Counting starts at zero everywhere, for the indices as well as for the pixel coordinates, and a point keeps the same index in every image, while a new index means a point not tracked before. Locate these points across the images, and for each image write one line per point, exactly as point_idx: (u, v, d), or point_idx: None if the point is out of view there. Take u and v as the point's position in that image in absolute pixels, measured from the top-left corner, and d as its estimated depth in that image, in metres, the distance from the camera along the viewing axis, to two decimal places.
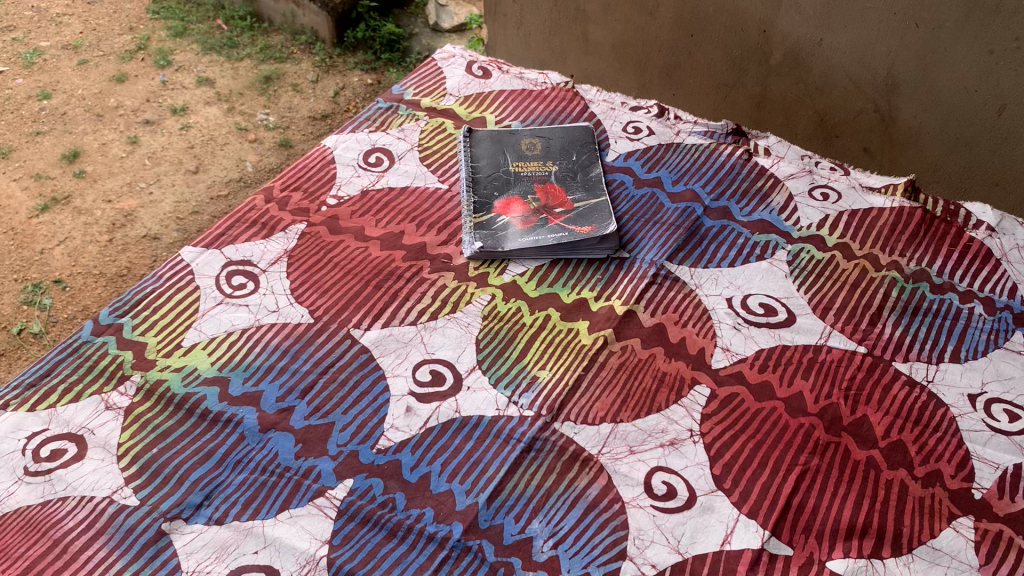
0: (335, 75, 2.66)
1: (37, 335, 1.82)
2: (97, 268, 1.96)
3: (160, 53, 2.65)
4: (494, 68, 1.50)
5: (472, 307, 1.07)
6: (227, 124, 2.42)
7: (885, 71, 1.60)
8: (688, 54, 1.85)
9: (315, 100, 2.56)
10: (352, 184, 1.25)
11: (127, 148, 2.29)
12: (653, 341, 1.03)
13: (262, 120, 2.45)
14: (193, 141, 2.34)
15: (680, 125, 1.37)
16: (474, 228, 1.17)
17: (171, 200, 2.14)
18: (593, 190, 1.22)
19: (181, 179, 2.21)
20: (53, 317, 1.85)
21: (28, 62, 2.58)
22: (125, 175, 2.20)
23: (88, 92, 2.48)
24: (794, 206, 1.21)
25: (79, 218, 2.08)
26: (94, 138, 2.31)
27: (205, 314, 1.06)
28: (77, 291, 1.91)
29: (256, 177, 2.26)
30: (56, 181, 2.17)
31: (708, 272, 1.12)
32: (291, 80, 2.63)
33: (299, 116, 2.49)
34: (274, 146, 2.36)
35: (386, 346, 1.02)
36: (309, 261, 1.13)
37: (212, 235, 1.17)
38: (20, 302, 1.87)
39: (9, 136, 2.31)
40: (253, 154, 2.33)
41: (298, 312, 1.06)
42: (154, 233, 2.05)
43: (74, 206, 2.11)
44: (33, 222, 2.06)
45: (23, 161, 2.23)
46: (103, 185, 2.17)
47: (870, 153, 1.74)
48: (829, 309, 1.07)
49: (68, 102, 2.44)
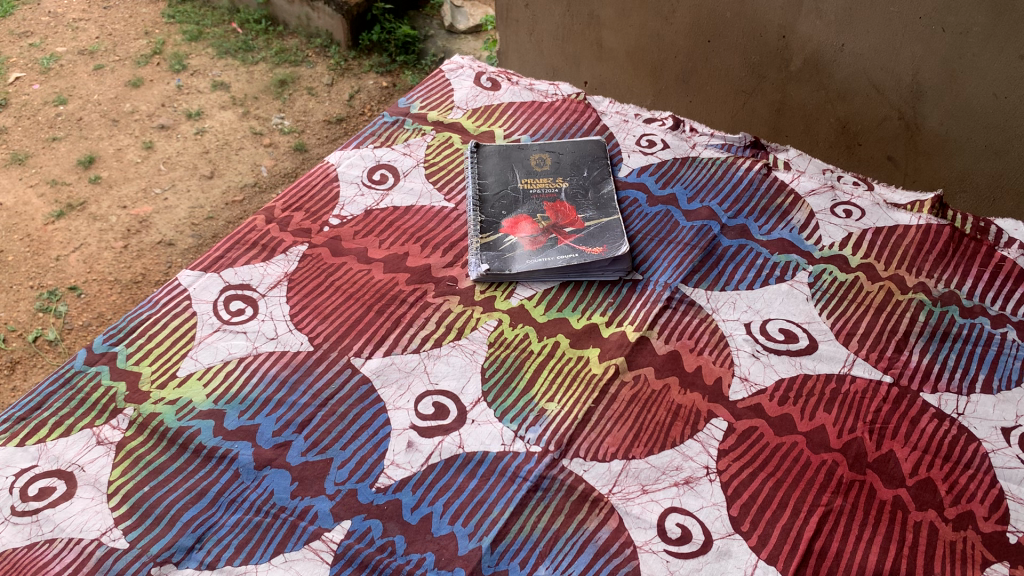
0: (350, 78, 2.63)
1: (52, 343, 1.80)
2: (112, 275, 1.94)
3: (176, 58, 2.63)
4: (503, 79, 1.45)
5: (478, 333, 1.03)
6: (242, 129, 2.39)
7: (911, 78, 1.54)
8: (705, 60, 1.79)
9: (330, 103, 2.52)
10: (355, 202, 1.21)
11: (142, 154, 2.27)
12: (666, 370, 0.98)
13: (277, 124, 2.42)
14: (207, 146, 2.31)
15: (696, 138, 1.32)
16: (481, 248, 1.12)
17: (187, 206, 2.12)
18: (605, 208, 1.17)
19: (196, 185, 2.18)
20: (69, 324, 1.83)
21: (44, 68, 2.57)
22: (140, 180, 2.18)
23: (103, 97, 2.46)
24: (816, 223, 1.16)
25: (94, 224, 2.05)
26: (109, 143, 2.29)
27: (201, 342, 1.03)
28: (92, 298, 1.89)
29: (271, 182, 2.22)
30: (72, 187, 2.15)
31: (725, 295, 1.07)
32: (307, 83, 2.59)
33: (314, 120, 2.45)
34: (289, 151, 2.33)
35: (387, 376, 0.98)
36: (310, 285, 1.09)
37: (212, 257, 1.13)
38: (36, 310, 1.86)
39: (26, 143, 2.29)
40: (267, 158, 2.30)
41: (297, 340, 1.02)
42: (169, 239, 2.02)
43: (89, 212, 2.08)
44: (49, 229, 2.04)
45: (39, 167, 2.21)
46: (119, 191, 2.15)
47: (894, 162, 1.68)
48: (852, 335, 1.02)
49: (84, 107, 2.42)
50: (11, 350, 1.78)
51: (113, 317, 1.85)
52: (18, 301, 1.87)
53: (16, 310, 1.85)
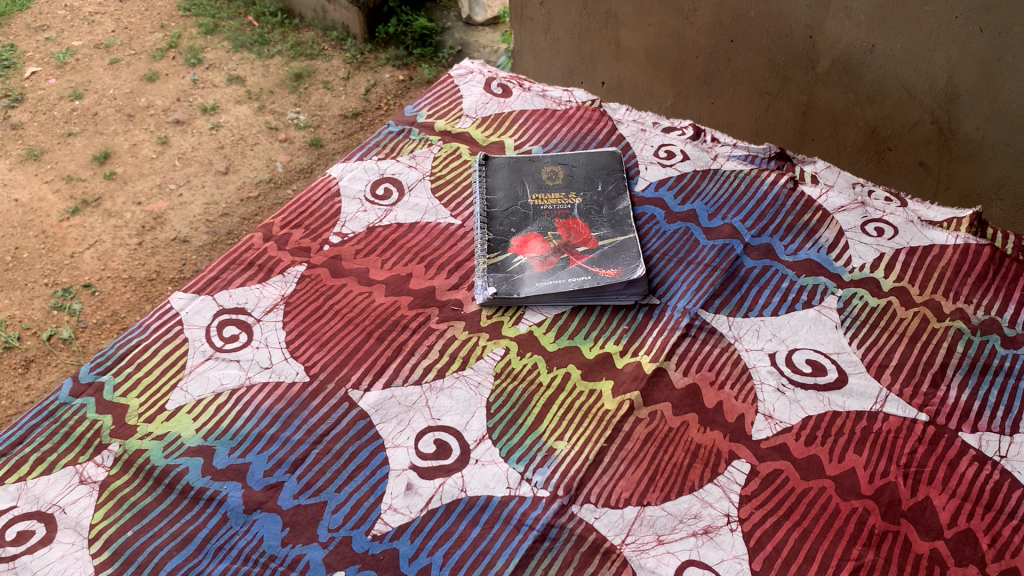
0: (367, 71, 2.57)
1: (66, 341, 1.75)
2: (127, 272, 1.89)
3: (191, 51, 2.57)
4: (515, 85, 1.39)
5: (483, 363, 0.97)
6: (257, 124, 2.34)
7: (945, 80, 1.46)
8: (727, 61, 1.71)
9: (346, 97, 2.47)
10: (357, 219, 1.15)
11: (156, 149, 2.22)
12: (685, 406, 0.92)
13: (292, 119, 2.36)
14: (222, 141, 2.26)
15: (717, 148, 1.25)
16: (488, 270, 1.06)
17: (201, 202, 2.07)
18: (620, 226, 1.11)
19: (211, 181, 2.13)
20: (83, 322, 1.79)
21: (60, 62, 2.52)
22: (155, 176, 2.13)
23: (119, 91, 2.41)
24: (845, 243, 1.09)
25: (109, 220, 2.01)
26: (124, 138, 2.24)
27: (192, 372, 0.97)
28: (107, 295, 1.84)
29: (287, 178, 2.17)
30: (87, 183, 2.10)
31: (748, 322, 1.00)
32: (323, 77, 2.53)
33: (330, 115, 2.39)
34: (304, 146, 2.27)
35: (387, 410, 0.92)
36: (307, 309, 1.03)
37: (206, 278, 1.08)
38: (50, 307, 1.81)
39: (41, 138, 2.25)
40: (282, 154, 2.24)
41: (292, 369, 0.97)
42: (184, 236, 1.98)
43: (104, 208, 2.04)
44: (64, 225, 1.99)
45: (54, 162, 2.17)
46: (133, 187, 2.10)
47: (926, 168, 1.60)
48: (885, 367, 0.95)
49: (100, 101, 2.37)
50: (25, 349, 1.74)
51: (128, 316, 1.81)
52: (32, 299, 1.83)
53: (30, 308, 1.81)
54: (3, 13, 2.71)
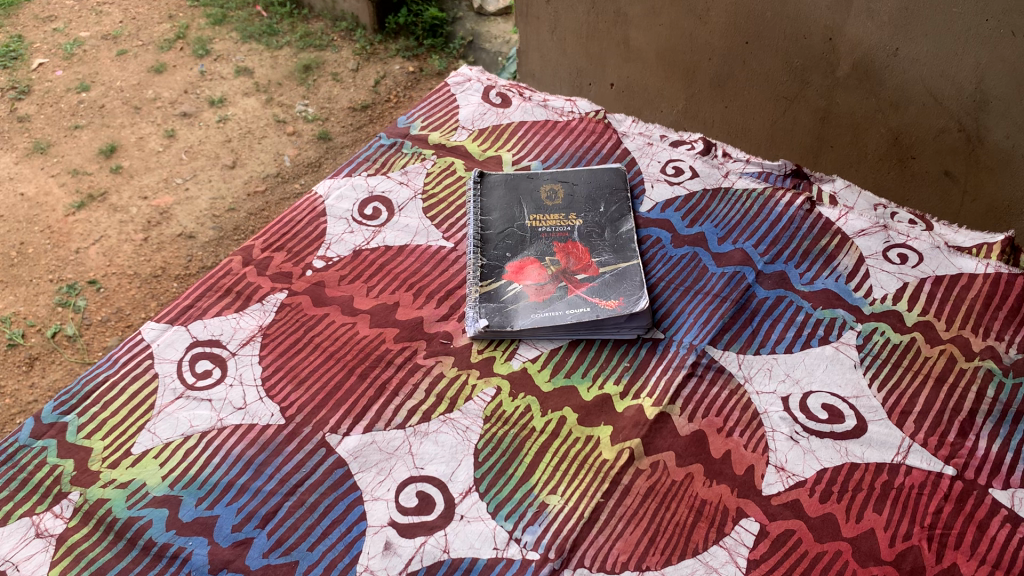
0: (376, 63, 2.41)
1: (71, 339, 1.64)
2: (132, 268, 1.77)
3: (200, 42, 2.41)
4: (515, 94, 1.31)
5: (473, 404, 0.90)
6: (264, 117, 2.19)
7: (973, 86, 1.37)
8: (742, 63, 1.63)
9: (355, 90, 2.31)
10: (343, 241, 1.08)
11: (163, 143, 2.08)
12: (689, 456, 0.85)
13: (301, 112, 2.21)
14: (230, 134, 2.12)
15: (729, 164, 1.17)
16: (480, 299, 0.99)
17: (208, 196, 1.94)
18: (622, 251, 1.03)
19: (218, 175, 2.00)
20: (87, 320, 1.68)
21: (67, 53, 2.35)
22: (162, 170, 2.00)
23: (126, 83, 2.25)
24: (866, 271, 1.01)
25: (115, 215, 1.88)
26: (131, 131, 2.10)
27: (160, 412, 0.91)
28: (112, 292, 1.73)
29: (295, 172, 2.03)
30: (93, 177, 1.97)
31: (760, 360, 0.92)
32: (332, 69, 2.37)
33: (339, 107, 2.25)
34: (312, 139, 2.13)
35: (366, 458, 0.85)
36: (286, 343, 0.97)
37: (181, 306, 1.01)
38: (54, 304, 1.70)
39: (48, 131, 2.10)
40: (291, 148, 2.10)
41: (266, 410, 0.90)
42: (190, 232, 1.85)
43: (110, 203, 1.91)
44: (69, 221, 1.87)
45: (60, 156, 2.03)
46: (139, 181, 1.96)
47: (952, 177, 1.51)
48: (908, 414, 0.87)
49: (107, 94, 2.21)
50: (28, 347, 1.63)
51: (133, 314, 1.69)
52: (37, 295, 1.71)
53: (34, 305, 1.70)
54: (12, 3, 2.55)
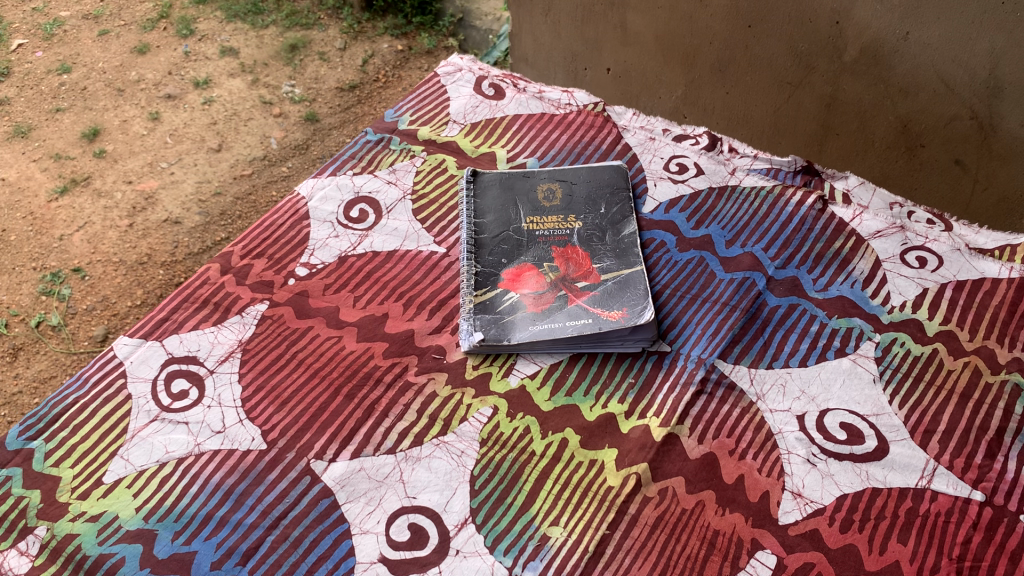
0: (364, 42, 2.32)
1: (55, 329, 1.57)
2: (118, 255, 1.69)
3: (183, 21, 2.28)
4: (508, 84, 1.25)
5: (468, 426, 0.84)
6: (250, 98, 2.08)
7: (987, 72, 1.31)
8: (744, 47, 1.54)
9: (343, 69, 2.22)
10: (328, 247, 1.02)
11: (147, 126, 1.97)
12: (700, 482, 0.79)
13: (287, 93, 2.11)
14: (215, 116, 2.01)
15: (735, 161, 1.11)
16: (474, 310, 0.93)
17: (194, 180, 1.85)
18: (625, 256, 0.97)
19: (204, 159, 1.91)
20: (73, 309, 1.60)
21: (46, 34, 2.22)
22: (147, 154, 1.90)
23: (108, 65, 2.13)
24: (883, 276, 0.95)
25: (99, 201, 1.78)
26: (114, 114, 1.99)
27: (134, 437, 0.85)
28: (97, 280, 1.64)
29: (283, 155, 1.95)
30: (76, 162, 1.87)
31: (773, 375, 0.87)
32: (319, 48, 2.27)
33: (326, 88, 2.15)
34: (299, 121, 2.04)
35: (354, 487, 0.80)
36: (267, 359, 0.91)
37: (155, 319, 0.95)
38: (38, 293, 1.61)
39: (28, 114, 1.99)
40: (277, 129, 2.01)
41: (246, 434, 0.84)
42: (176, 217, 1.77)
43: (94, 187, 1.81)
44: (52, 206, 1.77)
45: (42, 140, 1.92)
46: (124, 165, 1.86)
47: (963, 166, 1.45)
48: (932, 433, 0.82)
49: (88, 75, 2.10)
50: (12, 337, 1.55)
51: (120, 302, 1.61)
52: (20, 284, 1.63)
53: (17, 294, 1.61)
54: None
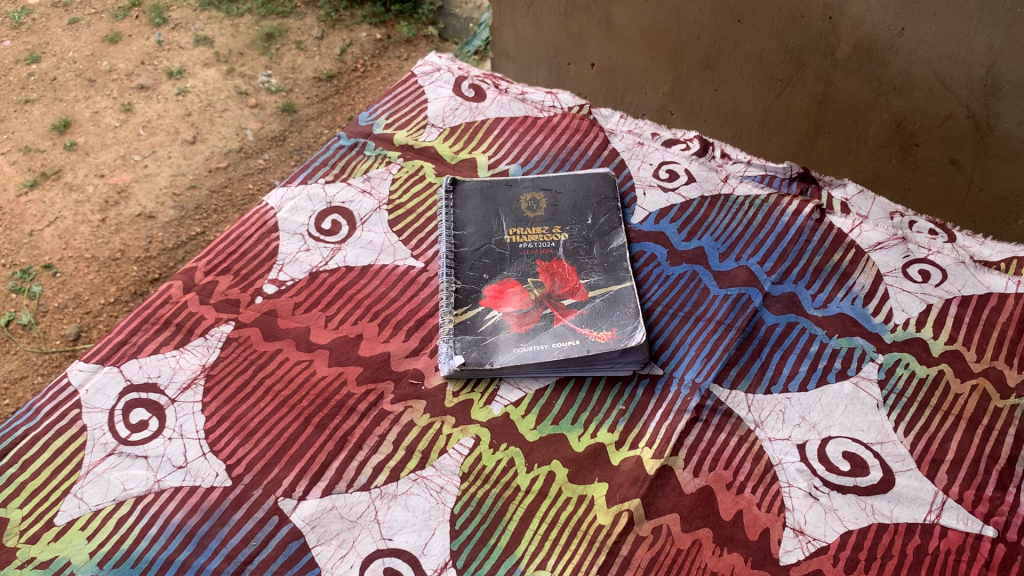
0: (342, 30, 2.21)
1: (25, 328, 1.51)
2: (90, 251, 1.61)
3: (156, 9, 2.16)
4: (489, 85, 1.19)
5: (448, 459, 0.78)
6: (225, 88, 1.98)
7: (984, 69, 1.19)
8: (733, 43, 1.41)
9: (321, 59, 2.12)
10: (297, 262, 0.96)
11: (120, 118, 1.87)
12: (695, 519, 0.74)
13: (263, 83, 2.02)
14: (190, 107, 1.92)
15: (728, 167, 1.06)
16: (455, 331, 0.87)
17: (168, 173, 1.76)
18: (614, 271, 0.92)
19: (178, 151, 1.81)
20: (44, 306, 1.53)
21: (15, 22, 2.11)
22: (119, 146, 1.81)
23: (78, 53, 2.02)
24: (884, 291, 0.91)
25: (70, 195, 1.70)
26: (85, 105, 1.89)
27: (88, 473, 0.78)
28: (69, 277, 1.57)
29: (259, 147, 1.87)
30: (46, 155, 1.78)
31: (771, 400, 0.82)
32: (295, 36, 2.17)
33: (303, 77, 2.06)
34: (276, 112, 1.95)
35: (325, 527, 0.74)
36: (232, 386, 0.85)
37: (113, 342, 0.89)
38: (7, 290, 1.54)
39: None
40: (253, 120, 1.92)
41: (210, 469, 0.78)
42: (149, 212, 1.68)
43: (65, 181, 1.73)
44: (21, 201, 1.68)
45: (9, 132, 1.83)
46: (96, 158, 1.78)
47: (959, 167, 1.33)
48: (940, 463, 0.77)
49: (58, 65, 1.99)
50: None
51: (92, 299, 1.55)
52: None
53: None
54: None
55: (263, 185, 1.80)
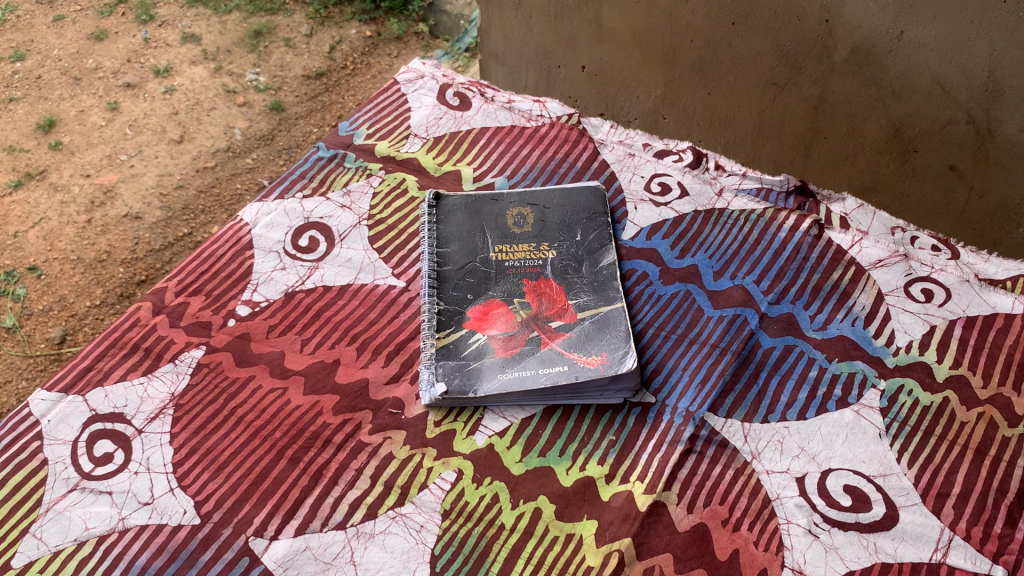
0: (331, 28, 2.14)
1: (9, 331, 1.46)
2: (75, 252, 1.56)
3: (143, 6, 2.10)
4: (475, 92, 1.15)
5: (428, 495, 0.74)
6: (212, 86, 1.92)
7: (985, 75, 1.13)
8: (727, 45, 1.34)
9: (310, 56, 2.06)
10: (273, 281, 0.92)
11: (105, 117, 1.82)
12: (689, 559, 0.70)
13: (252, 81, 1.96)
14: (177, 106, 1.86)
15: (722, 180, 1.03)
16: (437, 356, 0.83)
17: (154, 173, 1.71)
18: (604, 291, 0.88)
19: (165, 150, 1.76)
20: (28, 309, 1.49)
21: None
22: (105, 145, 1.76)
23: (63, 51, 1.97)
24: (886, 312, 0.87)
25: (55, 195, 1.65)
26: (70, 104, 1.84)
27: (48, 511, 0.74)
28: (54, 279, 1.53)
29: (247, 146, 1.81)
30: (30, 154, 1.73)
31: (768, 430, 0.78)
32: (284, 33, 2.10)
33: (292, 75, 2.00)
34: (264, 110, 1.90)
35: (299, 569, 0.70)
36: (201, 417, 0.80)
37: (77, 369, 0.84)
38: None
39: None
40: (241, 119, 1.87)
41: (178, 506, 0.74)
42: (136, 212, 1.63)
43: (50, 181, 1.68)
44: (4, 201, 1.63)
45: None
46: (81, 158, 1.73)
47: (959, 174, 1.27)
48: (945, 497, 0.73)
49: (43, 63, 1.93)
50: None
51: (78, 301, 1.50)
52: None
53: None
54: None
55: (251, 185, 1.75)
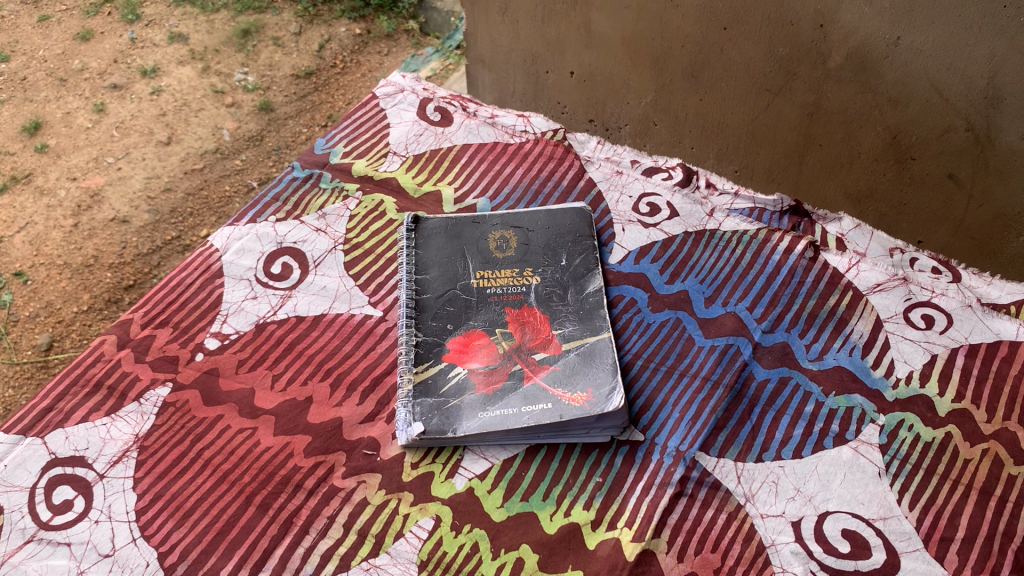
0: (320, 26, 2.09)
1: None
2: (62, 257, 1.52)
3: (129, 5, 2.05)
4: (457, 107, 1.11)
5: (404, 544, 0.71)
6: (200, 87, 1.87)
7: (985, 81, 1.07)
8: (718, 51, 1.30)
9: (299, 55, 2.01)
10: (243, 311, 0.88)
11: (92, 119, 1.77)
12: None
13: (240, 81, 1.91)
14: (164, 107, 1.81)
15: (713, 199, 0.99)
16: (414, 393, 0.79)
17: (142, 176, 1.66)
18: (590, 320, 0.84)
19: (152, 152, 1.71)
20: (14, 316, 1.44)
21: None
22: (92, 148, 1.71)
23: (49, 52, 1.92)
24: (884, 340, 0.83)
25: (41, 199, 1.60)
26: (55, 106, 1.79)
27: (3, 565, 0.69)
28: (40, 285, 1.48)
29: (236, 147, 1.76)
30: (15, 158, 1.68)
31: (762, 470, 0.74)
32: (273, 32, 2.05)
33: (280, 75, 1.95)
34: (253, 111, 1.85)
35: None
36: (166, 460, 0.76)
37: (37, 407, 0.80)
38: None
39: None
40: (229, 120, 1.82)
41: (140, 558, 0.70)
42: (123, 216, 1.59)
43: (36, 185, 1.63)
44: None
45: None
46: (68, 160, 1.68)
47: (957, 182, 1.21)
48: (949, 542, 0.69)
49: (28, 64, 1.88)
50: None
51: (64, 307, 1.46)
52: None
53: None
54: None
55: (240, 187, 1.70)
